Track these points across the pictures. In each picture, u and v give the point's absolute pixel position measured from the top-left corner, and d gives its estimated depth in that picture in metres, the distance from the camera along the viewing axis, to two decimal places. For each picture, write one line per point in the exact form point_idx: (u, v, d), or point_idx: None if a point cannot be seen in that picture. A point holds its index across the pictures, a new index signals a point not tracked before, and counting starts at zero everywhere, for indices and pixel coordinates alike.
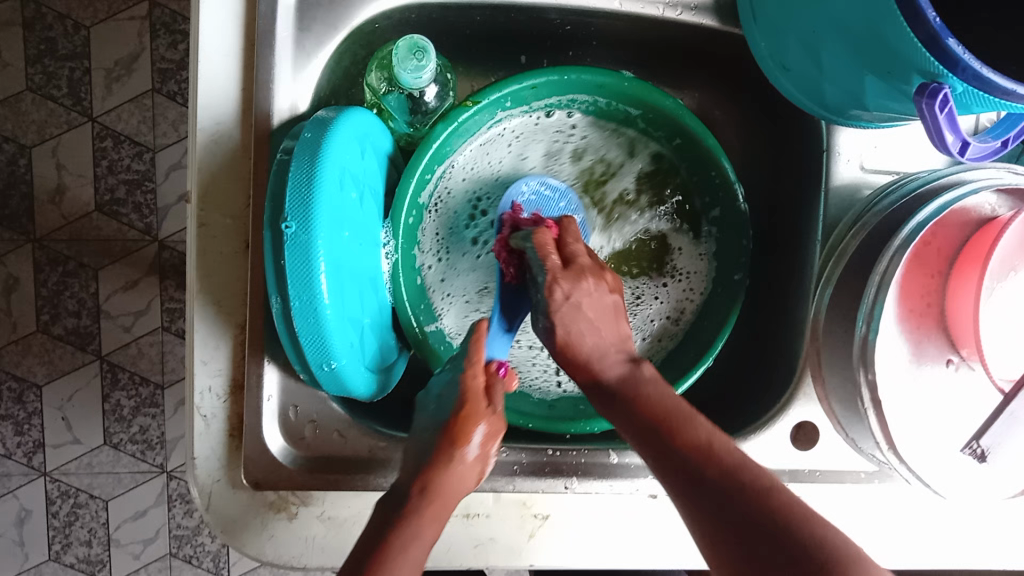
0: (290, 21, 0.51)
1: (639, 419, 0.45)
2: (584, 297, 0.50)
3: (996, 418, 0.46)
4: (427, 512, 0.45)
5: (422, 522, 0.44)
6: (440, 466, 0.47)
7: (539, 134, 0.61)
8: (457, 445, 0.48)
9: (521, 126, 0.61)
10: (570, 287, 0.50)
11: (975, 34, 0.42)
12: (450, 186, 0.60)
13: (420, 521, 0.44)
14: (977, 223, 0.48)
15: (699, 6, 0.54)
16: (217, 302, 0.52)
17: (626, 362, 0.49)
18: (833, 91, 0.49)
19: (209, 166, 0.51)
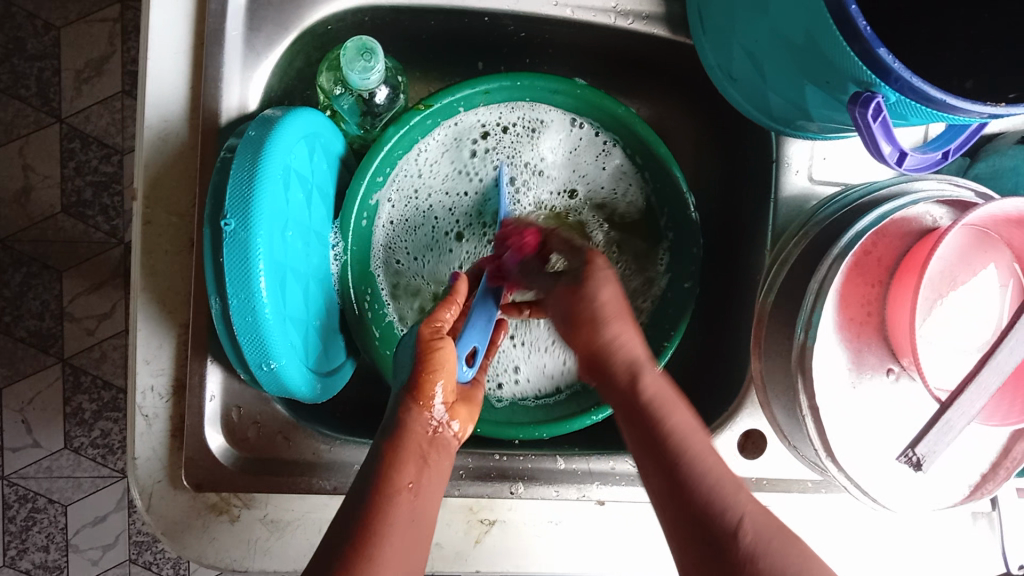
0: (239, 20, 0.51)
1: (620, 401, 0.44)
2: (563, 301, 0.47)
3: (931, 428, 0.44)
4: (404, 466, 0.46)
5: (404, 462, 0.46)
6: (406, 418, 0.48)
7: (546, 138, 0.61)
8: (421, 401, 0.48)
9: (510, 125, 0.60)
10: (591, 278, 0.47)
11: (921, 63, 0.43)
12: (430, 157, 0.59)
13: (394, 461, 0.46)
14: (918, 233, 0.48)
15: (651, 16, 0.54)
16: (161, 301, 0.51)
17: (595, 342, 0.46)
18: (778, 102, 0.49)
19: (155, 163, 0.51)
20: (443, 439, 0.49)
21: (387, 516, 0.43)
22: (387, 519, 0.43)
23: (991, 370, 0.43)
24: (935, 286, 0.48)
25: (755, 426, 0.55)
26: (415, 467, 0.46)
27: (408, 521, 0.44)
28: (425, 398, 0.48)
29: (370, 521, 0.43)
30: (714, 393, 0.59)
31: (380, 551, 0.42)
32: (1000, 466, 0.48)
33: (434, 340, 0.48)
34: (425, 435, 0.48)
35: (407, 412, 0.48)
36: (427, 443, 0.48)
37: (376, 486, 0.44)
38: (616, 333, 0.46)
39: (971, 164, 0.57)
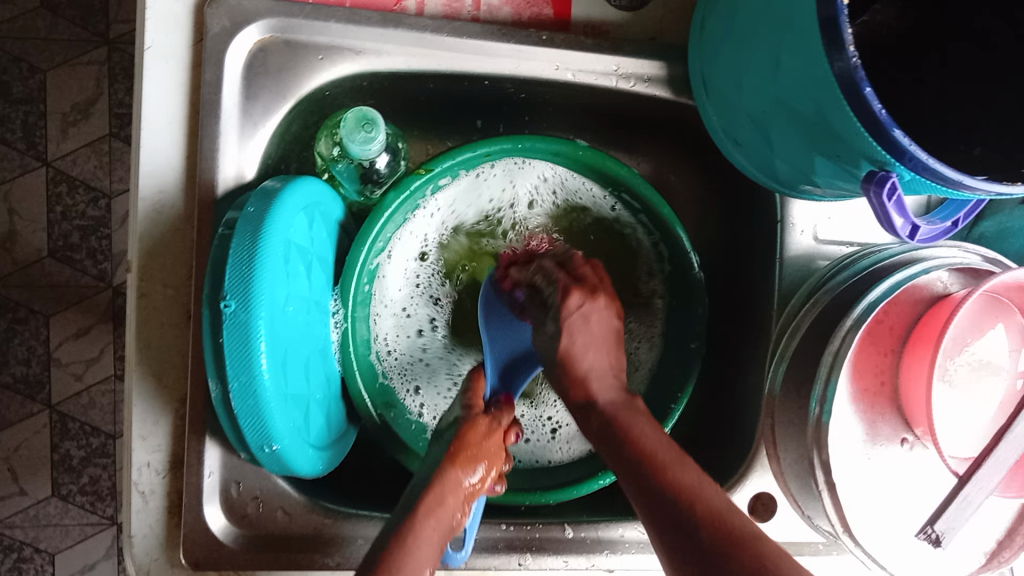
0: (236, 90, 0.50)
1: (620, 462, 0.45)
2: (595, 312, 0.50)
3: (949, 504, 0.43)
4: (422, 534, 0.45)
5: (422, 525, 0.45)
6: (440, 478, 0.48)
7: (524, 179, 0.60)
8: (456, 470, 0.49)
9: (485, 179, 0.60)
10: (583, 297, 0.50)
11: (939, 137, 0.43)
12: (410, 231, 0.59)
13: (416, 530, 0.45)
14: (929, 300, 0.48)
15: (653, 78, 0.54)
16: (157, 375, 0.50)
17: (619, 391, 0.49)
18: (785, 167, 0.48)
19: (151, 236, 0.49)
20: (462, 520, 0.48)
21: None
22: (400, 566, 0.42)
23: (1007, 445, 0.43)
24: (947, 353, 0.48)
25: (764, 489, 0.54)
26: (434, 550, 0.45)
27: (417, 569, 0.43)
28: (460, 467, 0.49)
29: None
30: (722, 455, 0.58)
31: None
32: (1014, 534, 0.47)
33: (488, 433, 0.51)
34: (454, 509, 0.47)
35: (445, 476, 0.48)
36: (457, 509, 0.48)
37: (389, 553, 0.43)
38: (574, 343, 0.49)
39: (977, 221, 0.57)
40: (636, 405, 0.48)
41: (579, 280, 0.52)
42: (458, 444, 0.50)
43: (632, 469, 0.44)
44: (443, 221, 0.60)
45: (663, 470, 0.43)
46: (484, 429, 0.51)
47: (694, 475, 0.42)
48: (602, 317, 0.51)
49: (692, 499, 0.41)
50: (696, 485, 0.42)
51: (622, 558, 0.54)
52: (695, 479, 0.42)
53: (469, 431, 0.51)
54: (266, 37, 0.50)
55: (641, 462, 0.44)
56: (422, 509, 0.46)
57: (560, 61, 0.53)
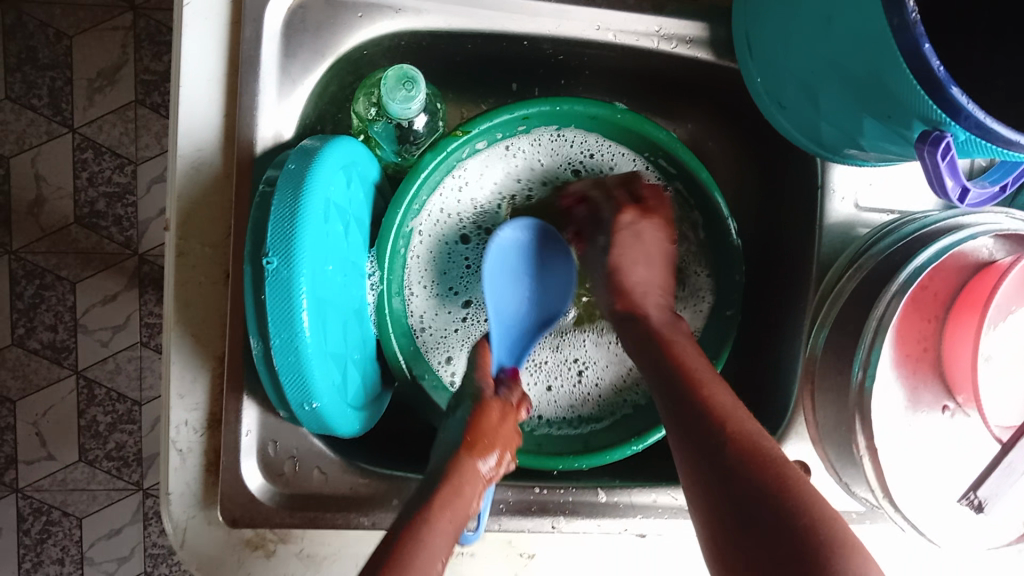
0: (275, 47, 0.49)
1: (668, 387, 0.48)
2: (637, 245, 0.57)
3: (992, 471, 0.45)
4: (437, 525, 0.43)
5: (438, 517, 0.43)
6: (459, 467, 0.46)
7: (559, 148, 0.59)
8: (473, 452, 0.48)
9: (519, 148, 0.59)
10: (634, 216, 0.57)
11: (992, 98, 0.42)
12: (445, 197, 0.58)
13: (429, 524, 0.42)
14: (974, 267, 0.47)
15: (694, 39, 0.53)
16: (195, 333, 0.50)
17: (665, 309, 0.55)
18: (829, 131, 0.48)
19: (189, 195, 0.49)
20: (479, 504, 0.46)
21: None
22: (414, 552, 0.41)
23: None
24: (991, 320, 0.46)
25: (800, 458, 0.54)
26: (452, 523, 0.43)
27: (428, 563, 0.41)
28: (476, 445, 0.48)
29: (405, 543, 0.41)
30: (757, 423, 0.57)
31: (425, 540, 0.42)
32: None
33: (499, 421, 0.50)
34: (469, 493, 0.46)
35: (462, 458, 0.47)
36: (472, 497, 0.46)
37: (398, 546, 0.41)
38: (632, 260, 0.56)
39: (1023, 189, 0.56)
40: (709, 367, 0.50)
41: (637, 201, 0.57)
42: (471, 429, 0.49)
43: (671, 386, 0.48)
44: (477, 189, 0.59)
45: (726, 417, 0.45)
46: (497, 414, 0.50)
47: (727, 407, 0.46)
48: (654, 235, 0.57)
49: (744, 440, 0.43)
50: (755, 434, 0.44)
51: (652, 522, 0.54)
52: (729, 410, 0.45)
53: (484, 411, 0.50)
54: None
55: (686, 382, 0.48)
56: (431, 499, 0.44)
57: (601, 20, 0.52)
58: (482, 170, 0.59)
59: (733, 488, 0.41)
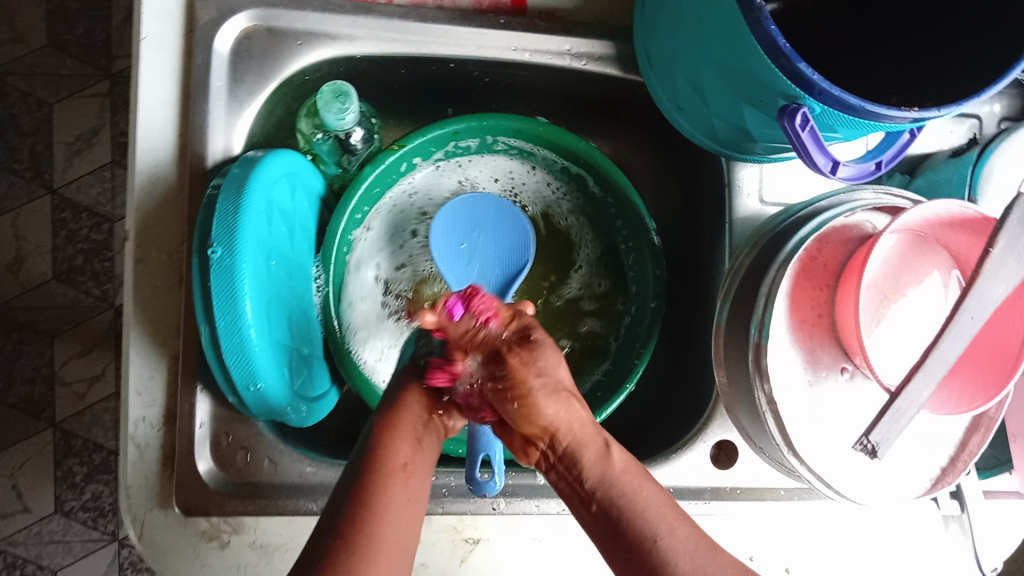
0: (223, 73, 0.55)
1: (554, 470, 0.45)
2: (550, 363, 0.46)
3: (883, 415, 0.47)
4: (399, 446, 0.43)
5: (399, 439, 0.43)
6: (409, 392, 0.46)
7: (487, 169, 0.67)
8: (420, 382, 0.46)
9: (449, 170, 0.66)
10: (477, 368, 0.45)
11: None
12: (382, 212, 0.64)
13: (392, 440, 0.43)
14: (858, 239, 0.52)
15: (603, 56, 0.59)
16: (152, 333, 0.54)
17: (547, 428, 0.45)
18: (721, 125, 0.54)
19: (147, 206, 0.54)
20: (438, 426, 0.47)
21: (383, 501, 0.40)
22: (384, 479, 0.41)
23: (935, 360, 0.46)
24: (879, 288, 0.53)
25: (725, 438, 0.59)
26: (409, 448, 0.43)
27: (399, 483, 0.41)
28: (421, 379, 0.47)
29: (354, 513, 0.39)
30: (687, 408, 0.62)
31: (377, 526, 0.38)
32: (957, 460, 0.51)
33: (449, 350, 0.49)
34: (421, 416, 0.46)
35: (409, 391, 0.46)
36: (432, 422, 0.46)
37: (367, 465, 0.41)
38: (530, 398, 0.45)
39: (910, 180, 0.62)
40: (623, 466, 0.43)
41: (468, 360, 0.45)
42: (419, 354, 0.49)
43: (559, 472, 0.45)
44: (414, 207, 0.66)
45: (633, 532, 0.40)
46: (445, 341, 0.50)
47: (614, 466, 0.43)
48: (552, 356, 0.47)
49: (659, 561, 0.39)
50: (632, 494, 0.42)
51: None
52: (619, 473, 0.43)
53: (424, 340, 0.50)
54: (250, 26, 0.56)
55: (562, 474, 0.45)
56: (385, 422, 0.44)
57: (518, 42, 0.58)
58: (426, 190, 0.66)
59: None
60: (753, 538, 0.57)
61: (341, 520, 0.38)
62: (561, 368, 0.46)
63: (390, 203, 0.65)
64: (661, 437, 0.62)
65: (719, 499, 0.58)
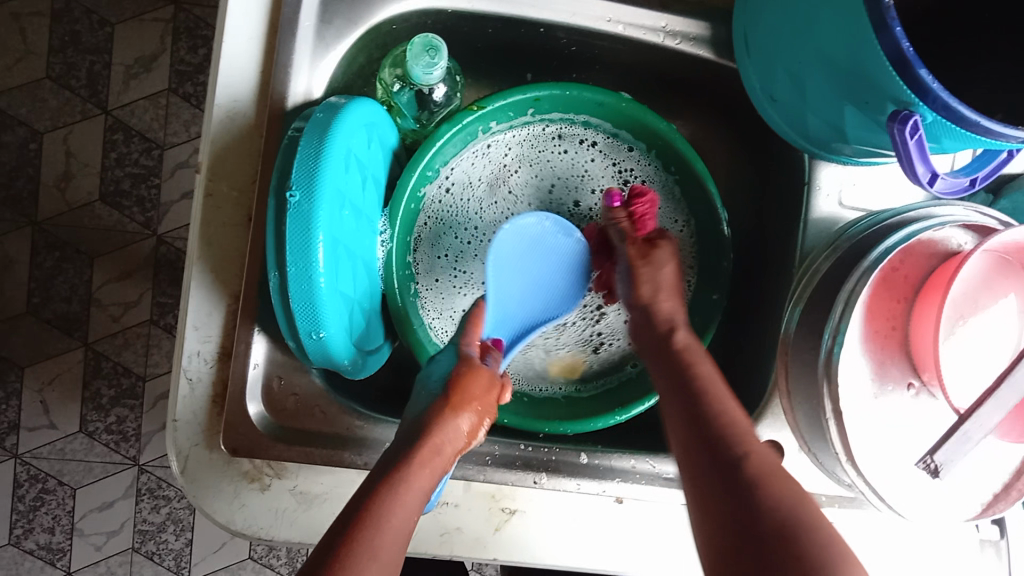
0: (313, 13, 0.54)
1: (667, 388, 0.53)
2: (662, 261, 0.60)
3: (949, 437, 0.46)
4: (416, 481, 0.46)
5: (420, 470, 0.47)
6: (442, 424, 0.50)
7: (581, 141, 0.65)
8: (453, 413, 0.51)
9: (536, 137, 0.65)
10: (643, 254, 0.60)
11: None
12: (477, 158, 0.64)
13: (413, 471, 0.47)
14: (942, 255, 0.51)
15: (697, 37, 0.57)
16: (215, 270, 0.54)
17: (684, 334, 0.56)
18: (815, 123, 0.52)
19: (222, 140, 0.53)
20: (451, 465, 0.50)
21: (384, 533, 0.43)
22: (390, 509, 0.44)
23: (1008, 387, 0.46)
24: (957, 307, 0.51)
25: (776, 439, 0.57)
26: (429, 477, 0.47)
27: (406, 520, 0.45)
28: (456, 404, 0.52)
29: (359, 533, 0.43)
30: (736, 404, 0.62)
31: (377, 541, 0.43)
32: (1011, 488, 0.50)
33: (477, 391, 0.53)
34: (452, 455, 0.50)
35: (445, 418, 0.51)
36: (451, 455, 0.50)
37: (386, 483, 0.46)
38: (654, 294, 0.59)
39: (993, 200, 0.60)
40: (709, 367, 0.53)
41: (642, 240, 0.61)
42: (458, 389, 0.52)
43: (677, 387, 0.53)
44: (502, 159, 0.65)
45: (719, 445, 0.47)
46: (484, 382, 0.54)
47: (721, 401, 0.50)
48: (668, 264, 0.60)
49: (720, 441, 0.47)
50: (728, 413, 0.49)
51: (629, 487, 0.58)
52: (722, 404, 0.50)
53: (472, 375, 0.53)
54: None
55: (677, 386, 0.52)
56: (413, 449, 0.48)
57: (612, 13, 0.57)
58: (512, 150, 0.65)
59: (745, 522, 0.43)
60: None
61: (342, 538, 0.43)
62: (668, 265, 0.60)
63: (477, 150, 0.64)
64: None
65: None
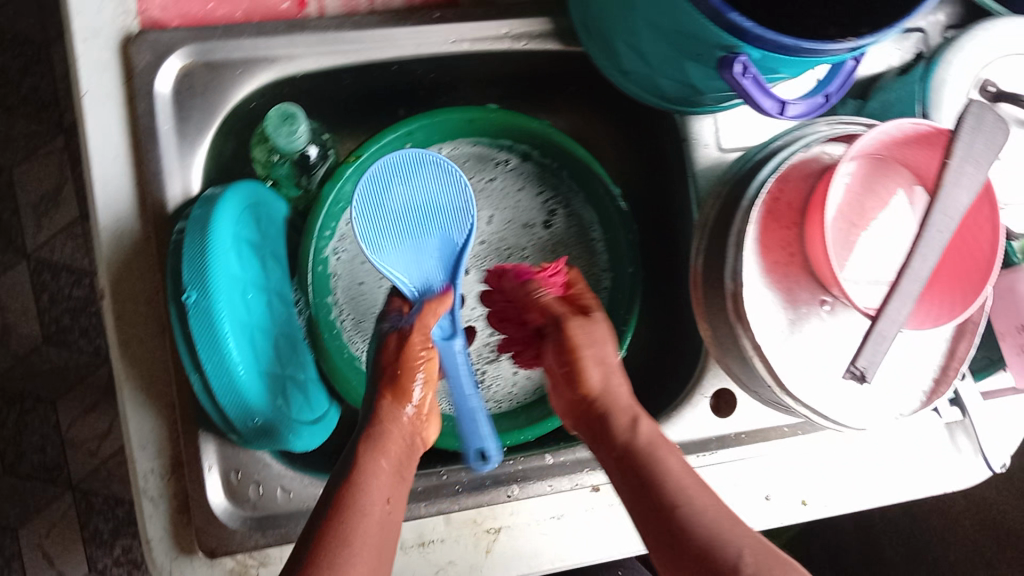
0: (168, 115, 0.55)
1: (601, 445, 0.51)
2: (589, 344, 0.54)
3: (868, 341, 0.48)
4: (376, 474, 0.46)
5: (379, 465, 0.47)
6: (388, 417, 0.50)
7: (481, 162, 0.67)
8: (398, 404, 0.51)
9: None
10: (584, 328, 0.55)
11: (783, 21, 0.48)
12: None
13: (372, 466, 0.47)
14: (817, 174, 0.52)
15: (541, 33, 0.59)
16: (145, 385, 0.54)
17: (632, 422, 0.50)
18: (668, 84, 0.54)
19: (117, 260, 0.54)
20: (412, 454, 0.50)
21: (358, 523, 0.43)
22: (361, 512, 0.43)
23: (910, 280, 0.48)
24: (846, 218, 0.53)
25: (723, 386, 0.61)
26: (389, 471, 0.47)
27: (377, 514, 0.44)
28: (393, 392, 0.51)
29: (334, 525, 0.42)
30: (680, 361, 0.63)
31: (354, 523, 0.43)
32: (950, 368, 0.53)
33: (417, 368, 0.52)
34: (403, 444, 0.50)
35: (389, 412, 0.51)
36: (404, 445, 0.50)
37: (349, 482, 0.45)
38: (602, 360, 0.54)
39: (864, 103, 0.62)
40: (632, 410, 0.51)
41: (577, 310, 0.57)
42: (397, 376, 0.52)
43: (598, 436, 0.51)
44: None
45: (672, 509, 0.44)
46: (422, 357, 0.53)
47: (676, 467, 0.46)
48: (607, 346, 0.55)
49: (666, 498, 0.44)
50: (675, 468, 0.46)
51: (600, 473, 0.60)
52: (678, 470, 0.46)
53: (405, 359, 0.52)
54: (188, 62, 0.55)
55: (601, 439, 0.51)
56: (368, 445, 0.48)
57: (455, 34, 0.57)
58: None
59: (661, 531, 0.43)
60: (776, 481, 0.61)
61: (323, 530, 0.42)
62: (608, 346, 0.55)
63: None
64: (663, 397, 0.63)
65: (727, 446, 0.60)
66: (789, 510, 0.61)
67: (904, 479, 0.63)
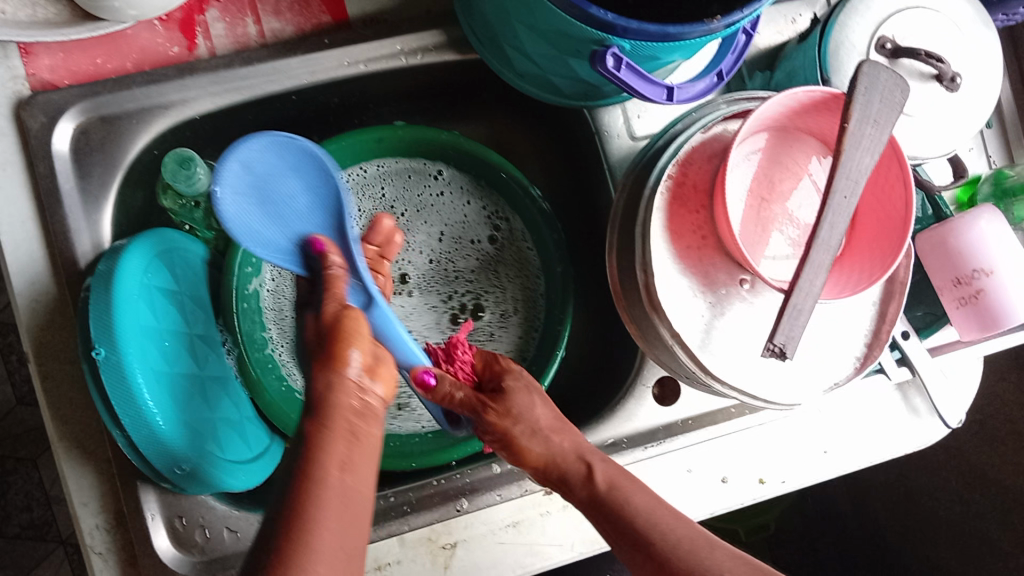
0: (69, 172, 0.54)
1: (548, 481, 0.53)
2: (535, 415, 0.54)
3: (785, 315, 0.48)
4: (325, 462, 0.38)
5: (331, 442, 0.39)
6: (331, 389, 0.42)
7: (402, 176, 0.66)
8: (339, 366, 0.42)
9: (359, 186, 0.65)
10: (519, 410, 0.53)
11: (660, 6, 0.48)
12: None
13: (319, 446, 0.39)
14: (715, 155, 0.52)
15: (436, 45, 0.58)
16: (79, 444, 0.54)
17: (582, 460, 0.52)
18: (562, 81, 0.53)
19: (35, 323, 0.54)
20: (362, 431, 0.41)
21: (312, 535, 0.36)
22: (319, 522, 0.36)
23: (821, 248, 0.47)
24: (756, 193, 0.53)
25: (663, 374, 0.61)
26: (339, 451, 0.39)
27: (335, 525, 0.37)
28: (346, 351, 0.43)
29: (288, 531, 0.36)
30: (620, 352, 0.63)
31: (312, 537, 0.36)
32: (880, 332, 0.54)
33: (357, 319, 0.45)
34: (352, 408, 0.42)
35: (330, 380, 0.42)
36: (355, 414, 0.42)
37: (298, 475, 0.38)
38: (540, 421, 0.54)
39: (772, 73, 0.62)
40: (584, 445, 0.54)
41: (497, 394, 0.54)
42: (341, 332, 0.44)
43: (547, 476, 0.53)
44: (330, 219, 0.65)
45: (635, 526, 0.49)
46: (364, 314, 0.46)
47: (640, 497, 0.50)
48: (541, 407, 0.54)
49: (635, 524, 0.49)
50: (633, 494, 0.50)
51: None
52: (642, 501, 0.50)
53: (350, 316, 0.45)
54: (82, 120, 0.55)
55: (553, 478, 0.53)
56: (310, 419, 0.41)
57: (348, 57, 0.57)
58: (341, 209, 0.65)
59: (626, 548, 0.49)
60: (730, 462, 0.60)
61: (270, 543, 0.35)
62: (536, 406, 0.54)
63: None
64: (608, 391, 0.63)
65: (675, 434, 0.60)
66: (747, 490, 0.60)
67: (862, 443, 0.62)
